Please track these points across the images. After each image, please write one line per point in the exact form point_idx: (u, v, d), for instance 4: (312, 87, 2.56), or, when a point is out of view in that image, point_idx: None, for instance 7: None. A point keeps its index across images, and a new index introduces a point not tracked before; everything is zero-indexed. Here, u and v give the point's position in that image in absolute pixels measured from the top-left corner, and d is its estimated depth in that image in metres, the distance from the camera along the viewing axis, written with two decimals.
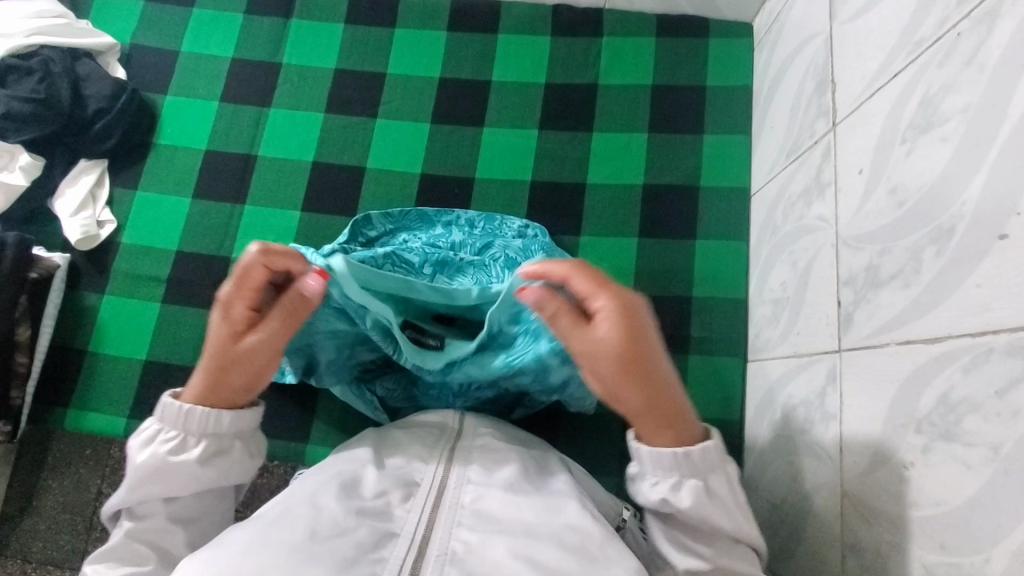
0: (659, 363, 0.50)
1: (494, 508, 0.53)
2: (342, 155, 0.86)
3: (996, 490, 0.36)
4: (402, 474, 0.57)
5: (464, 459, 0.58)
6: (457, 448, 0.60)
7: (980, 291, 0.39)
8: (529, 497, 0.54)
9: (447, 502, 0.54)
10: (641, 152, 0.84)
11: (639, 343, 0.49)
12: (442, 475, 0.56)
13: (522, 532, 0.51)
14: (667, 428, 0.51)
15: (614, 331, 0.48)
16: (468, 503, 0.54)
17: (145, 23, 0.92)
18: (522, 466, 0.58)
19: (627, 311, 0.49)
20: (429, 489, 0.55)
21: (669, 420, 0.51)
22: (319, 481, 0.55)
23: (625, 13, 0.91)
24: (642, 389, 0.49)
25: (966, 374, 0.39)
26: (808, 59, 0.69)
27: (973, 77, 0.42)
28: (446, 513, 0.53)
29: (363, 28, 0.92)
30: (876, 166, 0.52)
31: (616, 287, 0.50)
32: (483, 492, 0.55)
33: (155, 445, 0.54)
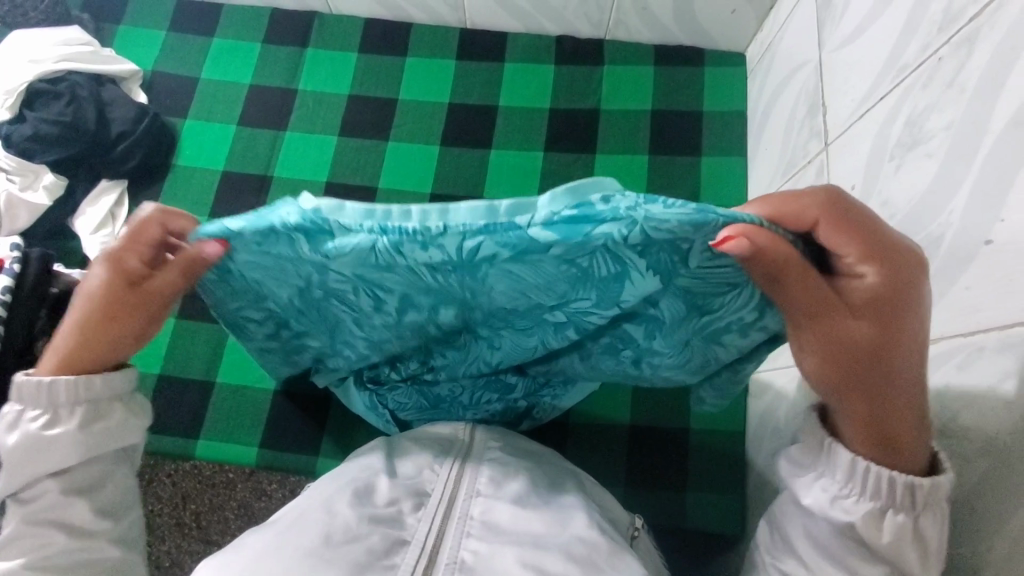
0: (912, 362, 0.42)
1: (504, 519, 0.53)
2: (355, 176, 0.90)
3: (993, 480, 0.38)
4: (414, 483, 0.56)
5: (475, 470, 0.57)
6: (468, 460, 0.59)
7: (969, 293, 0.41)
8: (539, 510, 0.53)
9: (458, 513, 0.53)
10: (642, 171, 0.88)
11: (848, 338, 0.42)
12: (453, 487, 0.55)
13: (531, 543, 0.50)
14: (879, 436, 0.43)
15: (863, 320, 0.42)
16: (476, 515, 0.53)
17: (167, 52, 0.96)
18: (531, 480, 0.57)
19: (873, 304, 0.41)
20: (440, 497, 0.54)
21: (894, 435, 0.43)
22: (334, 488, 0.54)
23: (625, 42, 0.95)
24: (870, 399, 0.43)
25: (960, 371, 0.42)
26: (800, 85, 0.73)
27: (954, 97, 0.45)
28: (456, 525, 0.52)
29: (375, 56, 0.97)
30: (868, 182, 0.55)
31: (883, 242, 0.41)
32: (493, 507, 0.54)
33: (22, 425, 0.51)
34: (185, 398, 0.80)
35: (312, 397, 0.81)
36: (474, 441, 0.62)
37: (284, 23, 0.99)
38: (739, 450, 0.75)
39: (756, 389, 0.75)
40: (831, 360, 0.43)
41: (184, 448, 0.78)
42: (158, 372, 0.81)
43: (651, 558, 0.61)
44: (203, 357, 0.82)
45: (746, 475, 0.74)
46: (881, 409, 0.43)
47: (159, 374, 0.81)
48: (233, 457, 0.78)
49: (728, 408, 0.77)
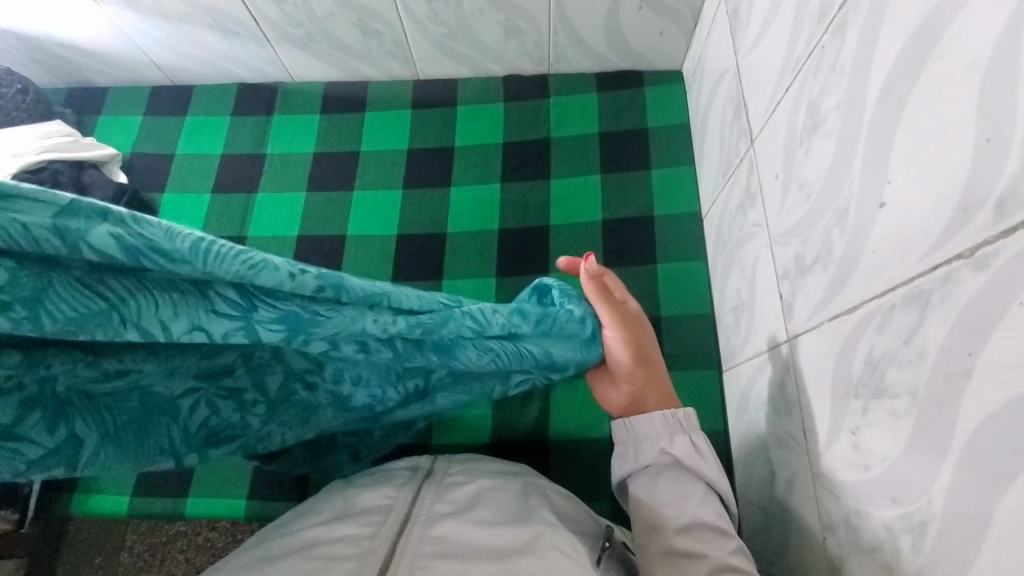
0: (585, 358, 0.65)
1: (461, 535, 0.50)
2: (326, 227, 0.94)
3: (922, 431, 0.38)
4: (367, 512, 0.54)
5: (430, 496, 0.56)
6: (425, 488, 0.58)
7: (876, 256, 0.43)
8: (496, 523, 0.51)
9: (412, 532, 0.50)
10: (596, 190, 0.92)
11: (650, 356, 0.63)
12: (407, 512, 0.53)
13: (487, 553, 0.48)
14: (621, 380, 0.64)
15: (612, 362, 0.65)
16: (431, 533, 0.50)
17: (145, 135, 1.04)
18: (490, 498, 0.55)
19: (641, 336, 0.63)
20: (396, 519, 0.52)
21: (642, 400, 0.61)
22: (280, 538, 0.52)
23: (568, 75, 1.01)
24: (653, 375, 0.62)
25: (880, 331, 0.43)
26: (726, 91, 0.77)
27: (839, 79, 0.48)
28: (410, 543, 0.49)
29: (337, 114, 1.03)
30: (788, 168, 0.57)
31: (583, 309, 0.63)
32: (448, 526, 0.51)
33: None
34: None
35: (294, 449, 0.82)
36: (436, 469, 0.62)
37: (250, 97, 1.06)
38: (722, 450, 0.75)
39: (728, 387, 0.75)
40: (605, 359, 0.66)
41: (174, 509, 0.80)
42: None
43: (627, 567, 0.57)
44: None
45: (731, 474, 0.73)
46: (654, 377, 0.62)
47: None
48: (223, 513, 0.79)
49: (706, 409, 0.77)
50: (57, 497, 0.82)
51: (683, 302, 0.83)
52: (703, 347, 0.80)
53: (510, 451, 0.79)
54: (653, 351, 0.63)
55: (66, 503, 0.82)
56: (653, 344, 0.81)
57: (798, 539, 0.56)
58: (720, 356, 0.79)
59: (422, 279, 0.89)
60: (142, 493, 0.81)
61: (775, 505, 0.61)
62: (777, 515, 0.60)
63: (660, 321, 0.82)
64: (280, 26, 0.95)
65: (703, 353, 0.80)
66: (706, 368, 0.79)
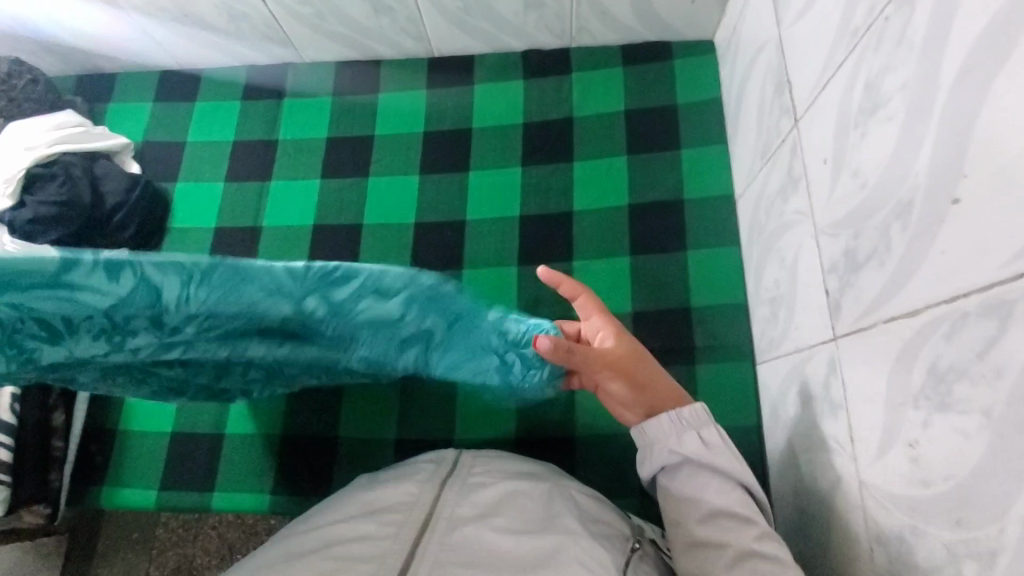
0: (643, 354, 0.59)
1: (484, 542, 0.47)
2: (341, 215, 0.92)
3: (996, 455, 0.35)
4: (387, 510, 0.51)
5: (455, 493, 0.53)
6: (448, 483, 0.54)
7: (945, 258, 0.39)
8: (521, 532, 0.48)
9: (433, 537, 0.47)
10: (621, 172, 0.87)
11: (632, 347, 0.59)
12: (430, 512, 0.50)
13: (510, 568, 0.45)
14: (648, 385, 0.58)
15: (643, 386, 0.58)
16: (453, 538, 0.47)
17: (155, 123, 1.02)
18: (515, 502, 0.52)
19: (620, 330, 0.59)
20: (417, 521, 0.49)
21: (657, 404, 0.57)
22: (298, 536, 0.50)
23: (591, 49, 0.95)
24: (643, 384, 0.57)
25: (948, 341, 0.39)
26: (765, 64, 0.71)
27: (905, 56, 0.43)
28: (430, 549, 0.46)
29: (349, 97, 0.99)
30: (838, 154, 0.53)
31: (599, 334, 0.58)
32: (473, 530, 0.48)
33: None
34: (195, 452, 0.83)
35: (317, 444, 0.81)
36: (460, 464, 0.59)
37: (261, 80, 1.03)
38: (755, 445, 0.72)
39: (763, 381, 0.72)
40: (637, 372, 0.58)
41: (199, 501, 0.81)
42: (170, 430, 0.84)
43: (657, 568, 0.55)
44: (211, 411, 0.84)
45: (766, 471, 0.70)
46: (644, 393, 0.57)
47: (171, 433, 0.84)
48: (248, 505, 0.80)
49: (739, 403, 0.74)
50: (87, 489, 0.83)
51: (714, 291, 0.79)
52: (736, 338, 0.76)
53: (534, 445, 0.77)
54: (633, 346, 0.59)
55: (95, 497, 0.82)
56: (684, 335, 0.78)
57: (841, 547, 0.53)
58: (753, 347, 0.75)
59: (441, 269, 0.86)
60: (170, 485, 0.82)
61: (814, 509, 0.58)
62: (817, 519, 0.58)
63: (691, 311, 0.79)
64: (288, 3, 0.90)
65: (735, 345, 0.76)
66: (739, 360, 0.75)
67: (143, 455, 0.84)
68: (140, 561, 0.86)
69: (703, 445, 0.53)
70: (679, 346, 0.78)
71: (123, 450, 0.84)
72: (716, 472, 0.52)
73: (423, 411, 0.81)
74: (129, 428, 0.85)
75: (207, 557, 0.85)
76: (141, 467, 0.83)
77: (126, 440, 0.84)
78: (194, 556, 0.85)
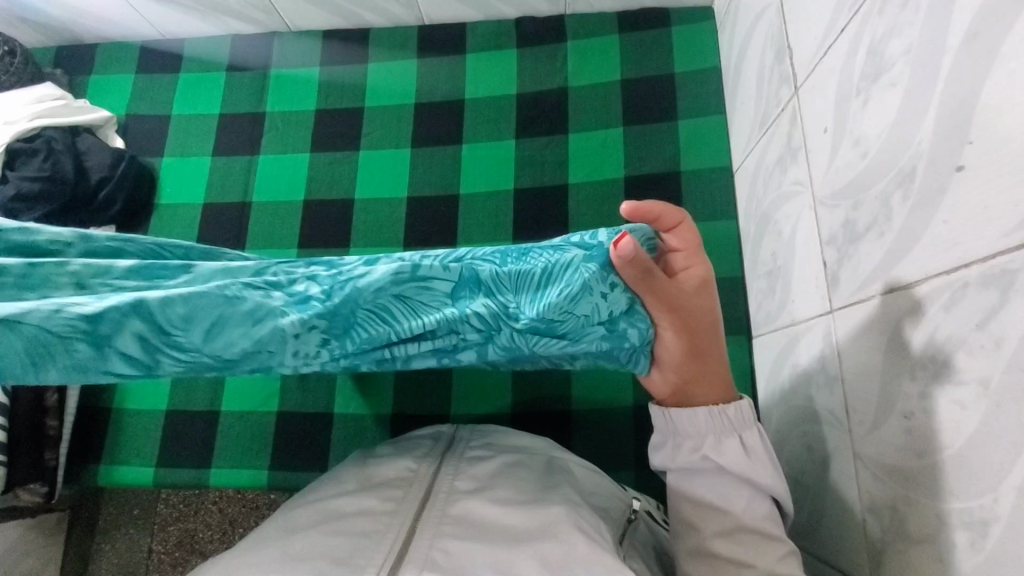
0: (717, 354, 0.54)
1: (483, 516, 0.47)
2: (332, 191, 0.90)
3: (992, 425, 0.35)
4: (388, 487, 0.50)
5: (453, 469, 0.52)
6: (446, 460, 0.54)
7: (947, 227, 0.38)
8: (518, 506, 0.48)
9: (432, 510, 0.47)
10: (617, 145, 0.85)
11: (710, 334, 0.52)
12: (427, 489, 0.50)
13: (506, 541, 0.44)
14: (702, 377, 0.53)
15: (691, 372, 0.52)
16: (452, 511, 0.47)
17: (138, 95, 0.99)
18: (512, 477, 0.51)
19: (709, 288, 0.51)
20: (416, 495, 0.49)
21: (705, 380, 0.53)
22: (297, 512, 0.50)
23: (586, 15, 0.92)
24: (705, 354, 0.52)
25: (946, 312, 0.38)
26: (765, 30, 0.69)
27: (910, 17, 0.42)
28: (428, 522, 0.46)
29: (338, 67, 0.96)
30: (839, 122, 0.52)
31: (705, 304, 0.51)
32: (470, 503, 0.48)
33: None
34: (192, 431, 0.83)
35: (313, 420, 0.81)
36: (457, 440, 0.58)
37: (246, 50, 0.99)
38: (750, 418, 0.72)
39: (758, 355, 0.72)
40: (699, 360, 0.52)
41: (198, 478, 0.81)
42: (166, 407, 0.84)
43: (648, 545, 0.55)
44: (206, 389, 0.84)
45: None
46: (701, 362, 0.52)
47: (167, 410, 0.84)
48: (246, 481, 0.80)
49: (735, 376, 0.74)
50: (84, 467, 0.83)
51: (711, 265, 0.78)
52: (732, 312, 0.76)
53: (530, 420, 0.77)
54: (712, 309, 0.52)
55: (93, 473, 0.82)
56: None
57: (833, 517, 0.54)
58: (749, 321, 0.75)
59: (436, 244, 0.85)
60: (168, 462, 0.82)
61: (808, 480, 0.59)
62: (810, 490, 0.58)
63: None
64: None
65: (731, 319, 0.76)
66: (734, 334, 0.75)
67: (139, 432, 0.83)
68: (143, 537, 0.85)
69: (712, 436, 0.52)
70: None
71: (119, 427, 0.84)
72: (714, 447, 0.52)
73: (419, 387, 0.81)
74: (125, 405, 0.85)
75: (209, 532, 0.83)
76: (139, 443, 0.83)
77: (121, 417, 0.84)
78: (196, 531, 0.84)
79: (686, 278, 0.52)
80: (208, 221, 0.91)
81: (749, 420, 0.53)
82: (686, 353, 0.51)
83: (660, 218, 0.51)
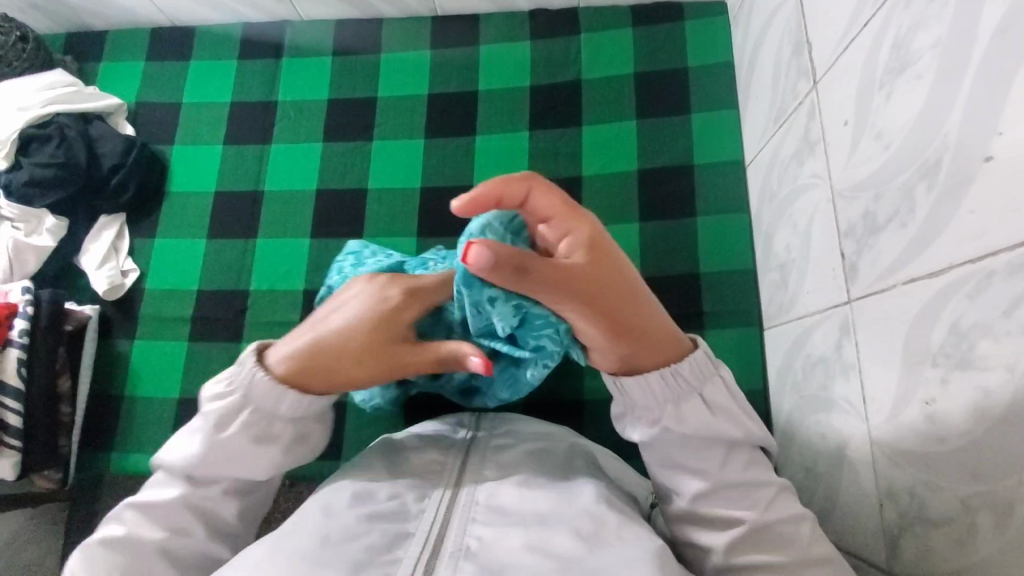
0: (652, 310, 0.49)
1: (512, 501, 0.48)
2: (344, 180, 0.90)
3: (1018, 409, 0.36)
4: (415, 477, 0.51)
5: (479, 459, 0.53)
6: (472, 450, 0.55)
7: (973, 217, 0.39)
8: (545, 490, 0.48)
9: (462, 499, 0.48)
10: (631, 137, 0.86)
11: (631, 295, 0.47)
12: (455, 478, 0.51)
13: (536, 522, 0.45)
14: (642, 344, 0.49)
15: (628, 345, 0.49)
16: (482, 498, 0.48)
17: (148, 83, 0.98)
18: (538, 464, 0.52)
19: (598, 245, 0.45)
20: (445, 487, 0.50)
21: (655, 342, 0.50)
22: (327, 492, 0.50)
23: (600, 8, 0.92)
24: (634, 323, 0.48)
25: (972, 300, 0.39)
26: (782, 25, 0.70)
27: (938, 12, 0.43)
28: (460, 511, 0.47)
29: (351, 56, 0.96)
30: (859, 116, 0.52)
31: (605, 265, 0.45)
32: (499, 489, 0.49)
33: None
34: None
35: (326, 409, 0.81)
36: (480, 429, 0.59)
37: (257, 38, 0.99)
38: (761, 409, 0.73)
39: (770, 347, 0.73)
40: (627, 332, 0.48)
41: None
42: (177, 395, 0.83)
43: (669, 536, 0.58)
44: (219, 377, 0.84)
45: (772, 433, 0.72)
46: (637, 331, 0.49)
47: (178, 398, 0.83)
48: None
49: (746, 368, 0.75)
50: (95, 455, 0.83)
51: (723, 257, 0.79)
52: (744, 305, 0.77)
53: (543, 409, 0.78)
54: (617, 263, 0.46)
55: (105, 461, 0.82)
56: (692, 301, 0.78)
57: (848, 503, 0.55)
58: (760, 314, 0.76)
59: (449, 234, 0.85)
60: None
61: (821, 468, 0.60)
62: (824, 478, 0.59)
63: (699, 277, 0.79)
64: None
65: (743, 311, 0.77)
66: (746, 325, 0.76)
67: (151, 420, 0.83)
68: None
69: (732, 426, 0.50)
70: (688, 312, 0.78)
71: (130, 416, 0.83)
72: None
73: None
74: (136, 393, 0.84)
75: None
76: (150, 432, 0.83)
77: (132, 406, 0.84)
78: None
79: (568, 249, 0.45)
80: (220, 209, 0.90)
81: (714, 364, 0.52)
82: (610, 327, 0.47)
83: (500, 201, 0.44)
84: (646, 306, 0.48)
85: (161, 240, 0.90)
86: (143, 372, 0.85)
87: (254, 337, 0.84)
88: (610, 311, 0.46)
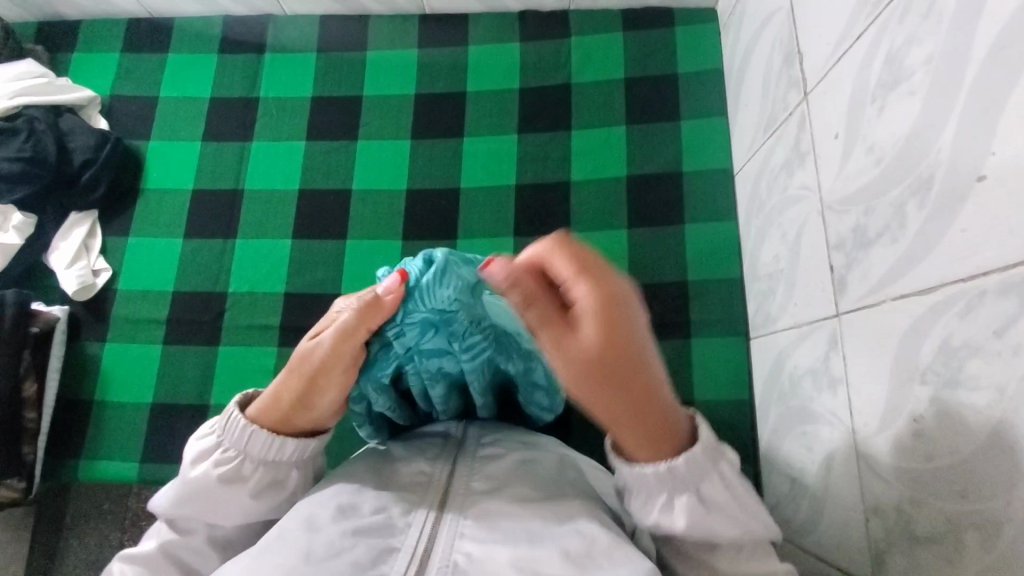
0: (663, 393, 0.43)
1: (501, 515, 0.46)
2: (328, 180, 0.88)
3: (1008, 429, 0.36)
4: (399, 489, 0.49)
5: (468, 469, 0.52)
6: (460, 458, 0.53)
7: (965, 236, 0.39)
8: (536, 504, 0.47)
9: (450, 512, 0.47)
10: (621, 143, 0.85)
11: (645, 385, 0.42)
12: (443, 488, 0.49)
13: (526, 538, 0.44)
14: (648, 431, 0.44)
15: (629, 429, 0.43)
16: (471, 512, 0.47)
17: (123, 75, 0.95)
18: (527, 475, 0.51)
19: (623, 309, 0.39)
20: (431, 500, 0.48)
21: (652, 434, 0.44)
22: (313, 502, 0.48)
23: (590, 12, 0.91)
24: (645, 411, 0.42)
25: (963, 318, 0.39)
26: (773, 35, 0.70)
27: (932, 28, 0.42)
28: (447, 525, 0.46)
29: (336, 53, 0.93)
30: (850, 129, 0.52)
31: (626, 346, 0.40)
32: (490, 502, 0.48)
33: None
34: (179, 425, 0.79)
35: None
36: (468, 435, 0.58)
37: (239, 32, 0.96)
38: (747, 418, 0.73)
39: (756, 356, 0.73)
40: (637, 418, 0.43)
41: None
42: (151, 400, 0.80)
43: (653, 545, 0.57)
44: (194, 380, 0.81)
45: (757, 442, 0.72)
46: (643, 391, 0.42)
47: (152, 403, 0.80)
48: None
49: (732, 376, 0.75)
50: (63, 461, 0.80)
51: (711, 265, 0.79)
52: (731, 313, 0.77)
53: None
54: (642, 339, 0.41)
55: (73, 468, 0.79)
56: (680, 309, 0.78)
57: (833, 515, 0.55)
58: (747, 322, 0.76)
59: (435, 237, 0.84)
60: (151, 457, 0.78)
61: (807, 479, 0.60)
62: (810, 489, 0.59)
63: (687, 285, 0.79)
64: None
65: (730, 320, 0.76)
66: (733, 334, 0.76)
67: (123, 425, 0.80)
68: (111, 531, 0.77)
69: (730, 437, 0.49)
70: (676, 320, 0.78)
71: (100, 420, 0.80)
72: None
73: None
74: (106, 397, 0.81)
75: None
76: (122, 437, 0.80)
77: (102, 410, 0.81)
78: None
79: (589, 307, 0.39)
80: (197, 208, 0.88)
81: (716, 447, 0.46)
82: (618, 423, 0.43)
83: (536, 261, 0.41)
84: (659, 392, 0.42)
85: (135, 239, 0.87)
86: (115, 375, 0.82)
87: (232, 340, 0.81)
88: (623, 391, 0.41)
